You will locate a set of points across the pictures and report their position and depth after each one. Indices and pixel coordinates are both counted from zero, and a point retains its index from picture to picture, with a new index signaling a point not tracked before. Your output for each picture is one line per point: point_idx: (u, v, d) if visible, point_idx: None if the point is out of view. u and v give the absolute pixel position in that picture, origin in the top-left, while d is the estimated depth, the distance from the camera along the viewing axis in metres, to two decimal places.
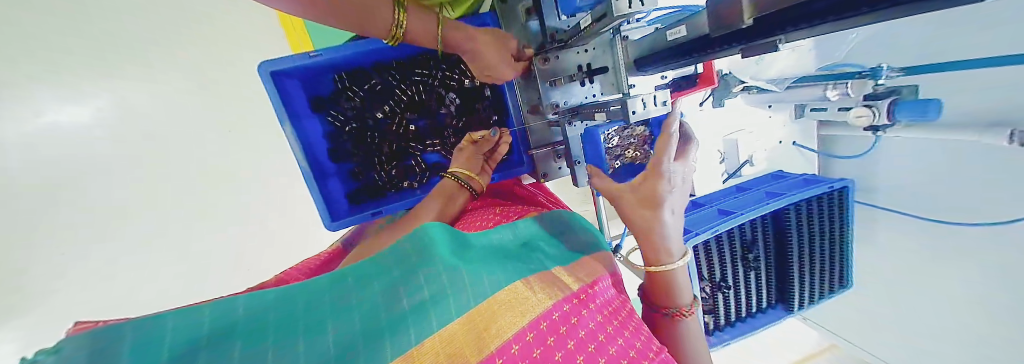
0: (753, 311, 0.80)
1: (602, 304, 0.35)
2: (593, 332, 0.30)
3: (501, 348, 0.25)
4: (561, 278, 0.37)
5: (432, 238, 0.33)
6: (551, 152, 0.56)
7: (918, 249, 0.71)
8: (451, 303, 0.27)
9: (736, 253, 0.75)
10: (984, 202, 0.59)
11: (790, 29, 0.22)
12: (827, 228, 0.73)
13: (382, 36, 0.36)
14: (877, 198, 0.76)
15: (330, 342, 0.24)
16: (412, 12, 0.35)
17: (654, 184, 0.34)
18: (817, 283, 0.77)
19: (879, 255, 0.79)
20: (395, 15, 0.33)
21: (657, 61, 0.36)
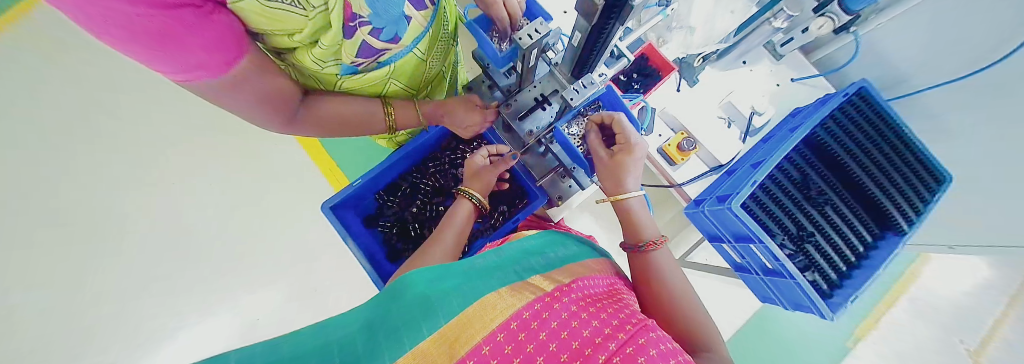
0: (863, 251, 0.68)
1: (577, 297, 0.32)
2: (567, 336, 0.26)
3: (500, 326, 0.26)
4: (534, 284, 0.34)
5: (415, 275, 0.34)
6: (555, 175, 0.64)
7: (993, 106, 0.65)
8: (447, 300, 0.29)
9: (795, 195, 0.70)
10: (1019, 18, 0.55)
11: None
12: (865, 137, 0.74)
13: (382, 118, 0.64)
14: (918, 78, 0.77)
15: (338, 355, 0.22)
16: (398, 105, 0.65)
17: (617, 160, 0.53)
18: (912, 185, 0.71)
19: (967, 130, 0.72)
20: (385, 108, 0.63)
21: (581, 65, 0.48)
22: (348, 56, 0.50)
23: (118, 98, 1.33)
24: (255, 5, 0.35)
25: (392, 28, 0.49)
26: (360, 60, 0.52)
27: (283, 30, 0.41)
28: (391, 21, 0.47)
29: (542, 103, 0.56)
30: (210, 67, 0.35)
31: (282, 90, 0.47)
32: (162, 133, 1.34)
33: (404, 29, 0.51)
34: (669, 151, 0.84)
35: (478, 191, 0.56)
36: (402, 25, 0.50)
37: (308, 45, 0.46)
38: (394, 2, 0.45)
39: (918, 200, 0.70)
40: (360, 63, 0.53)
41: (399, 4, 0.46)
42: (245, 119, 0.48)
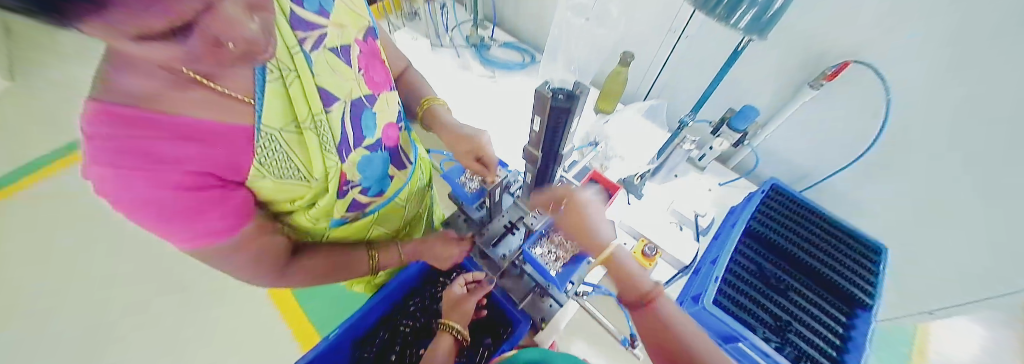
0: (842, 332, 0.70)
1: None
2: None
3: None
4: None
5: None
6: (534, 295, 0.66)
7: (886, 169, 0.84)
8: None
9: (757, 284, 0.75)
10: (852, 105, 0.79)
11: (555, 144, 0.45)
12: (793, 224, 0.85)
13: (364, 263, 0.67)
14: (818, 168, 0.96)
15: None
16: (382, 251, 0.69)
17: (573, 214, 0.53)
18: (853, 257, 0.80)
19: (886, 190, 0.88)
20: (369, 253, 0.68)
21: (538, 195, 0.58)
22: (340, 212, 0.58)
23: (117, 278, 1.42)
24: (267, 183, 0.45)
25: (377, 185, 0.59)
26: (349, 213, 0.60)
27: (286, 198, 0.50)
28: (377, 179, 0.59)
29: (510, 229, 0.63)
30: (186, 242, 0.40)
31: (277, 245, 0.52)
32: (148, 307, 1.35)
33: (388, 185, 0.62)
34: (635, 257, 0.89)
35: (458, 322, 0.56)
36: (386, 182, 0.62)
37: (305, 207, 0.54)
38: (378, 165, 0.58)
39: (862, 272, 0.77)
40: (348, 215, 0.61)
41: (382, 166, 0.59)
42: (236, 278, 0.51)
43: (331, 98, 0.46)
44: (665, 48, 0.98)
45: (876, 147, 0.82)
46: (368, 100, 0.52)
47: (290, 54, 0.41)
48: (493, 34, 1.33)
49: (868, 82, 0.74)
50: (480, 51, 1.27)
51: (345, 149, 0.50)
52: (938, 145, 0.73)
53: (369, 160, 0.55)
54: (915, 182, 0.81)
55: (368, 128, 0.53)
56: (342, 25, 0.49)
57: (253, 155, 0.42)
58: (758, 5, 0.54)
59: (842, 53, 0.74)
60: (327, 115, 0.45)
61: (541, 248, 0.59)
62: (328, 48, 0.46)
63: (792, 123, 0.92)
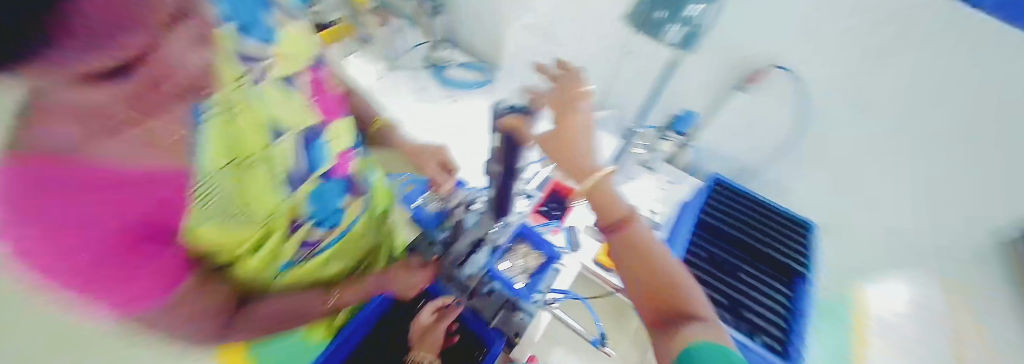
0: (791, 304, 0.77)
1: None
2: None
3: None
4: None
5: None
6: (506, 311, 0.64)
7: (807, 159, 0.96)
8: None
9: (713, 271, 0.81)
10: (775, 104, 0.91)
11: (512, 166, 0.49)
12: (738, 212, 0.94)
13: (325, 308, 0.63)
14: (751, 163, 1.08)
15: None
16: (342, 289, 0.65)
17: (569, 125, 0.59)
18: (790, 235, 0.89)
19: (810, 177, 0.99)
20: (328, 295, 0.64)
21: (501, 208, 0.59)
22: (293, 248, 0.59)
23: None
24: (212, 226, 0.44)
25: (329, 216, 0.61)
26: (302, 250, 0.61)
27: (232, 241, 0.48)
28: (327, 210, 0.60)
29: (477, 247, 0.63)
30: (120, 308, 0.35)
31: (224, 298, 0.47)
32: None
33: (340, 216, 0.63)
34: (603, 260, 0.92)
35: (428, 353, 0.55)
36: (338, 213, 0.63)
37: (253, 249, 0.53)
38: (330, 197, 0.60)
39: (799, 247, 0.87)
40: (302, 248, 0.61)
41: (335, 198, 0.61)
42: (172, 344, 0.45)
43: (279, 134, 0.49)
44: (611, 62, 1.06)
45: (798, 139, 0.94)
46: (313, 134, 0.55)
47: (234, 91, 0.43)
48: (451, 55, 1.35)
49: (785, 82, 0.85)
50: (438, 72, 1.28)
51: (297, 181, 0.53)
52: (844, 131, 0.85)
53: (320, 193, 0.58)
54: (832, 165, 0.93)
55: (317, 160, 0.56)
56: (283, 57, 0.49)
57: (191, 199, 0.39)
58: (684, 23, 0.61)
59: (761, 58, 0.84)
60: (271, 149, 0.48)
61: (507, 263, 0.60)
62: (274, 80, 0.48)
63: (727, 125, 1.03)
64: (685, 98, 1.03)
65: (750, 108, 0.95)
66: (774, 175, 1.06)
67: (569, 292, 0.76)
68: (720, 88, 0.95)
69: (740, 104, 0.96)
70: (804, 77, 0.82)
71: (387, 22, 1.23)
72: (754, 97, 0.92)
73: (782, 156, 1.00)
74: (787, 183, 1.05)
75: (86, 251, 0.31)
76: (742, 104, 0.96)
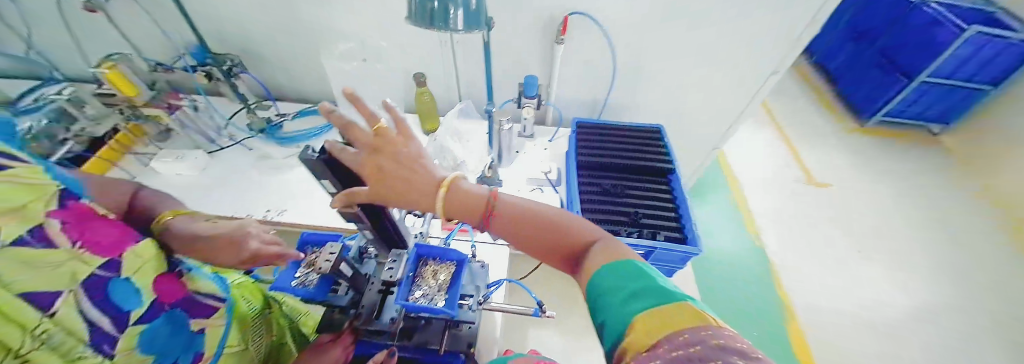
0: (670, 196, 0.96)
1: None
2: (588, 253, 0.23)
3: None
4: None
5: None
6: (450, 329, 0.63)
7: (630, 80, 1.17)
8: None
9: (608, 199, 0.94)
10: (588, 46, 1.07)
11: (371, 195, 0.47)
12: (609, 144, 1.08)
13: None
14: (597, 99, 1.26)
15: None
16: None
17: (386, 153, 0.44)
18: (647, 143, 1.09)
19: (639, 92, 1.21)
20: None
21: (389, 243, 0.60)
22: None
23: None
24: None
25: (186, 351, 0.45)
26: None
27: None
28: (178, 344, 0.44)
29: (386, 290, 0.61)
30: None
31: None
32: None
33: (202, 343, 0.48)
34: None
35: None
36: (198, 340, 0.47)
37: None
38: (173, 330, 0.44)
39: (659, 150, 1.06)
40: None
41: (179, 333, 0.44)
42: None
43: (47, 297, 0.31)
44: (448, 58, 1.08)
45: (617, 67, 1.13)
46: (106, 269, 0.37)
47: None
48: (278, 110, 1.21)
49: (588, 24, 1.01)
50: (273, 134, 1.12)
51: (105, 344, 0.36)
52: (642, 46, 1.06)
53: (156, 331, 0.41)
54: (648, 76, 1.15)
55: (129, 299, 0.38)
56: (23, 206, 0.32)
57: None
58: (461, 4, 0.62)
59: (561, 10, 0.97)
60: (53, 320, 0.32)
61: (420, 290, 0.57)
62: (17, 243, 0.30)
63: (565, 76, 1.18)
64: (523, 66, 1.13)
65: (574, 56, 1.10)
66: (617, 102, 1.26)
67: (502, 277, 0.79)
68: (545, 49, 1.07)
69: (565, 56, 1.11)
70: (597, 15, 0.98)
71: (183, 107, 1.04)
72: (571, 46, 1.07)
73: (614, 85, 1.19)
74: (628, 103, 1.26)
75: None
76: (566, 56, 1.10)
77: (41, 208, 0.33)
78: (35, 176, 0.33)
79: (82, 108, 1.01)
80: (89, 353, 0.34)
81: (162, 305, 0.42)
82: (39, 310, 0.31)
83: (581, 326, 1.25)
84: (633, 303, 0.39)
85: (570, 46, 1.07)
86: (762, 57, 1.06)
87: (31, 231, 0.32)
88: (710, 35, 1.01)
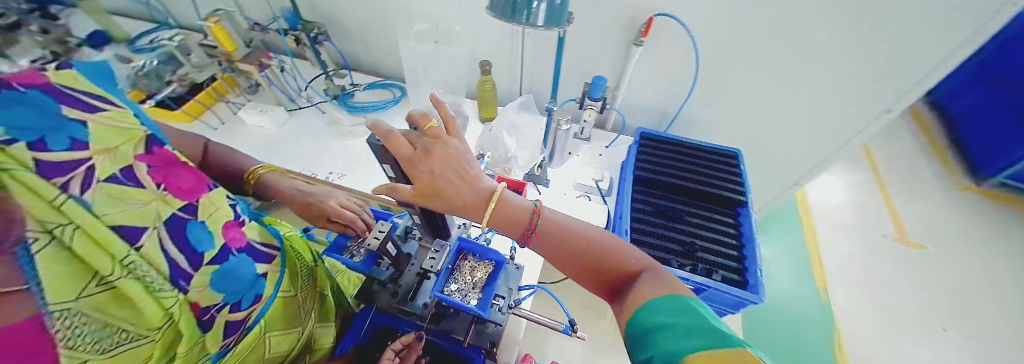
0: (735, 231, 0.85)
1: None
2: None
3: None
4: None
5: None
6: (477, 324, 0.62)
7: (710, 94, 1.05)
8: None
9: (662, 221, 0.86)
10: (669, 51, 0.97)
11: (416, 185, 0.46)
12: (673, 163, 0.98)
13: None
14: (669, 110, 1.15)
15: None
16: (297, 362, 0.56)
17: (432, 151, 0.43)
18: (719, 167, 0.97)
19: (718, 109, 1.08)
20: None
21: (436, 231, 0.59)
22: (214, 344, 0.47)
23: None
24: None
25: (250, 291, 0.49)
26: (225, 339, 0.48)
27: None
28: (244, 285, 0.48)
29: (424, 275, 0.61)
30: None
31: None
32: None
33: (264, 285, 0.52)
34: None
35: None
36: (260, 282, 0.51)
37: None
38: (242, 271, 0.47)
39: (732, 178, 0.93)
40: (229, 343, 0.49)
41: (246, 274, 0.48)
42: None
43: (135, 232, 0.36)
44: (517, 47, 1.05)
45: (698, 77, 1.01)
46: (185, 211, 0.42)
47: (57, 207, 0.31)
48: (352, 80, 1.27)
49: (673, 28, 0.91)
50: (343, 101, 1.18)
51: (179, 278, 0.40)
52: (732, 61, 0.94)
53: (227, 271, 0.45)
54: (733, 93, 1.02)
55: (203, 241, 0.42)
56: (113, 148, 0.37)
57: (57, 346, 0.31)
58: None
59: (645, 11, 0.89)
60: (139, 253, 0.36)
61: (455, 284, 0.56)
62: (104, 180, 0.35)
63: (637, 81, 1.08)
64: (594, 64, 1.06)
65: (651, 60, 1.01)
66: (690, 117, 1.14)
67: (535, 283, 0.75)
68: (620, 49, 0.99)
69: (642, 59, 1.02)
70: (685, 20, 0.89)
71: (273, 67, 1.13)
72: (650, 49, 0.98)
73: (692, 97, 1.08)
74: (703, 120, 1.14)
75: None
76: (642, 59, 1.01)
77: (130, 151, 0.38)
78: (124, 119, 0.39)
79: (187, 55, 1.09)
80: (166, 288, 0.38)
81: (231, 249, 0.46)
82: (128, 244, 0.35)
83: (605, 345, 1.18)
84: (683, 342, 0.34)
85: (649, 49, 0.98)
86: (881, 90, 0.88)
87: (122, 172, 0.37)
88: (818, 57, 0.86)
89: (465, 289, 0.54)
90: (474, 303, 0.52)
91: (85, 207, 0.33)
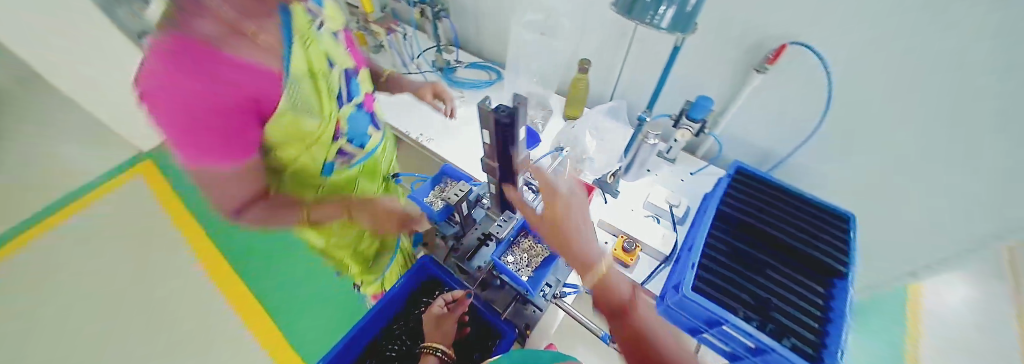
0: (823, 302, 0.71)
1: None
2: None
3: None
4: None
5: None
6: (518, 304, 0.67)
7: (838, 143, 0.89)
8: None
9: (735, 266, 0.77)
10: (797, 84, 0.85)
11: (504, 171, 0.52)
12: (762, 209, 0.88)
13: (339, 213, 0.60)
14: (780, 150, 1.01)
15: None
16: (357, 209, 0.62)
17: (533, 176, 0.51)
18: (825, 226, 0.83)
19: (844, 162, 0.92)
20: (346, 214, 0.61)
21: (505, 205, 0.62)
22: (332, 156, 0.66)
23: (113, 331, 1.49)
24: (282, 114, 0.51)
25: (360, 137, 0.70)
26: (340, 159, 0.68)
27: (302, 133, 0.56)
28: (361, 130, 0.69)
29: (484, 241, 0.65)
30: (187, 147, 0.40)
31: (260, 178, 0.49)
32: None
33: (367, 142, 0.72)
34: (617, 255, 0.88)
35: (442, 342, 0.56)
36: (366, 138, 0.72)
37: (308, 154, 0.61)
38: (360, 121, 0.69)
39: (835, 243, 0.79)
40: (339, 162, 0.69)
41: (364, 123, 0.70)
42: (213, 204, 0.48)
43: (333, 64, 0.62)
44: (621, 52, 1.03)
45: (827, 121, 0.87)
46: (351, 71, 0.67)
47: (308, 28, 0.58)
48: (458, 57, 1.38)
49: (806, 63, 0.80)
50: (447, 73, 1.30)
51: (342, 97, 0.64)
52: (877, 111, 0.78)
53: (356, 115, 0.68)
54: (869, 148, 0.85)
55: (354, 91, 0.68)
56: (333, 18, 0.67)
57: (281, 90, 0.50)
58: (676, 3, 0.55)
59: (775, 37, 0.80)
60: (330, 71, 0.60)
61: (513, 257, 0.60)
62: (329, 31, 0.64)
63: (748, 110, 0.98)
64: (702, 83, 0.98)
65: (771, 91, 0.90)
66: (805, 163, 0.99)
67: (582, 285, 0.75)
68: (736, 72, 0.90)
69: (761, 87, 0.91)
70: (826, 56, 0.76)
71: (397, 33, 1.29)
72: (773, 78, 0.87)
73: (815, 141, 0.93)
74: (821, 170, 0.98)
75: (201, 81, 0.39)
76: (761, 88, 0.90)
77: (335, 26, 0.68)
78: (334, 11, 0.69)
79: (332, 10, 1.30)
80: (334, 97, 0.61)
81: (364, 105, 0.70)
82: (328, 63, 0.60)
83: None
84: None
85: (772, 77, 0.87)
86: None
87: (337, 35, 0.67)
88: None
89: (521, 264, 0.58)
90: (525, 279, 0.55)
91: (314, 31, 0.60)
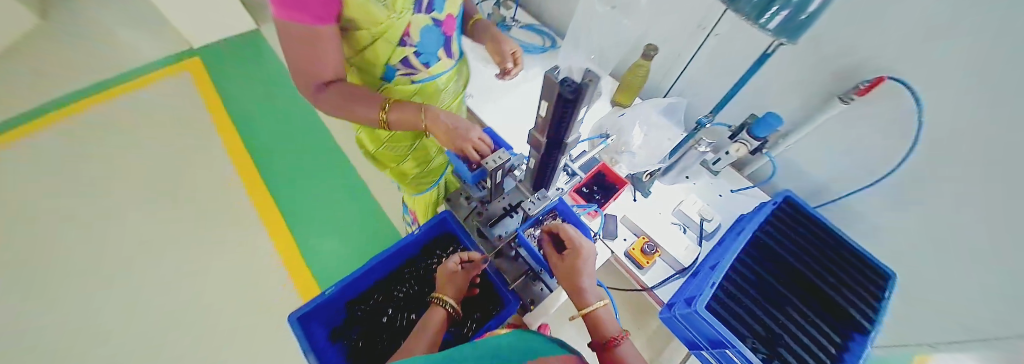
0: (836, 351, 0.66)
1: None
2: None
3: None
4: None
5: None
6: (527, 278, 0.68)
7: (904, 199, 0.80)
8: None
9: (754, 294, 0.74)
10: (879, 127, 0.75)
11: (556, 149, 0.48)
12: (798, 246, 0.82)
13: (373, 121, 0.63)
14: (836, 188, 0.94)
15: None
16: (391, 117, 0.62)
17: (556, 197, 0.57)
18: (864, 278, 0.77)
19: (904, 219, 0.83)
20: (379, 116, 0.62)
21: (538, 182, 0.59)
22: (395, 61, 0.65)
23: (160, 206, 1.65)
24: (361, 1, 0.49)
25: (430, 54, 0.68)
26: (401, 67, 0.67)
27: (374, 22, 0.54)
28: (431, 49, 0.67)
29: (509, 212, 0.64)
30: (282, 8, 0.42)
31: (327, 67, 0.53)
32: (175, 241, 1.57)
33: (432, 62, 0.71)
34: (634, 254, 0.87)
35: (452, 297, 0.58)
36: (433, 58, 0.70)
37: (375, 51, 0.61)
38: (430, 38, 0.65)
39: (869, 298, 0.73)
40: (401, 71, 0.69)
41: (435, 43, 0.67)
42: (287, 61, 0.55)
43: None
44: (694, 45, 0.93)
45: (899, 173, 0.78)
46: None
47: None
48: (516, 15, 1.31)
49: (899, 108, 0.69)
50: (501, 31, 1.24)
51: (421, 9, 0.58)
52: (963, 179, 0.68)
53: (427, 32, 0.63)
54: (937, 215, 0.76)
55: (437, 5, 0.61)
56: None
57: None
58: (791, 7, 0.47)
59: (872, 69, 0.68)
60: None
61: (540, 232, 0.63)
62: None
63: (815, 139, 0.89)
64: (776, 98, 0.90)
65: (848, 126, 0.81)
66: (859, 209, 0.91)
67: None
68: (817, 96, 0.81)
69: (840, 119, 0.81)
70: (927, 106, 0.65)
71: None
72: (856, 113, 0.77)
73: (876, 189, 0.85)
74: (874, 221, 0.90)
75: None
76: (839, 120, 0.81)
77: None
78: None
79: None
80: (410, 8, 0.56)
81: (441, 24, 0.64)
82: None
83: None
84: None
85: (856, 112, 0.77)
86: None
87: None
88: None
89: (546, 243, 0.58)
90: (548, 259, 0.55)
91: None
